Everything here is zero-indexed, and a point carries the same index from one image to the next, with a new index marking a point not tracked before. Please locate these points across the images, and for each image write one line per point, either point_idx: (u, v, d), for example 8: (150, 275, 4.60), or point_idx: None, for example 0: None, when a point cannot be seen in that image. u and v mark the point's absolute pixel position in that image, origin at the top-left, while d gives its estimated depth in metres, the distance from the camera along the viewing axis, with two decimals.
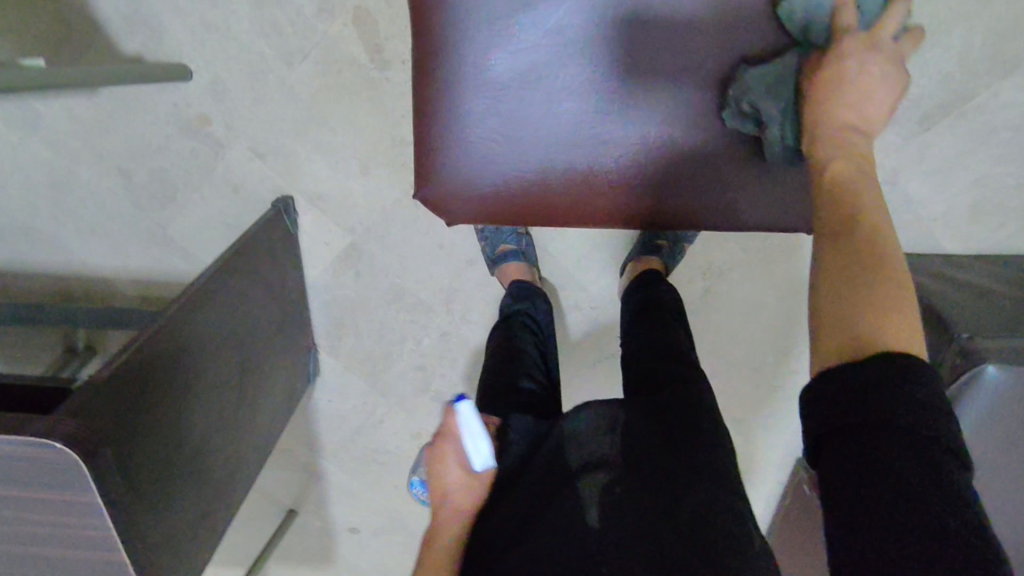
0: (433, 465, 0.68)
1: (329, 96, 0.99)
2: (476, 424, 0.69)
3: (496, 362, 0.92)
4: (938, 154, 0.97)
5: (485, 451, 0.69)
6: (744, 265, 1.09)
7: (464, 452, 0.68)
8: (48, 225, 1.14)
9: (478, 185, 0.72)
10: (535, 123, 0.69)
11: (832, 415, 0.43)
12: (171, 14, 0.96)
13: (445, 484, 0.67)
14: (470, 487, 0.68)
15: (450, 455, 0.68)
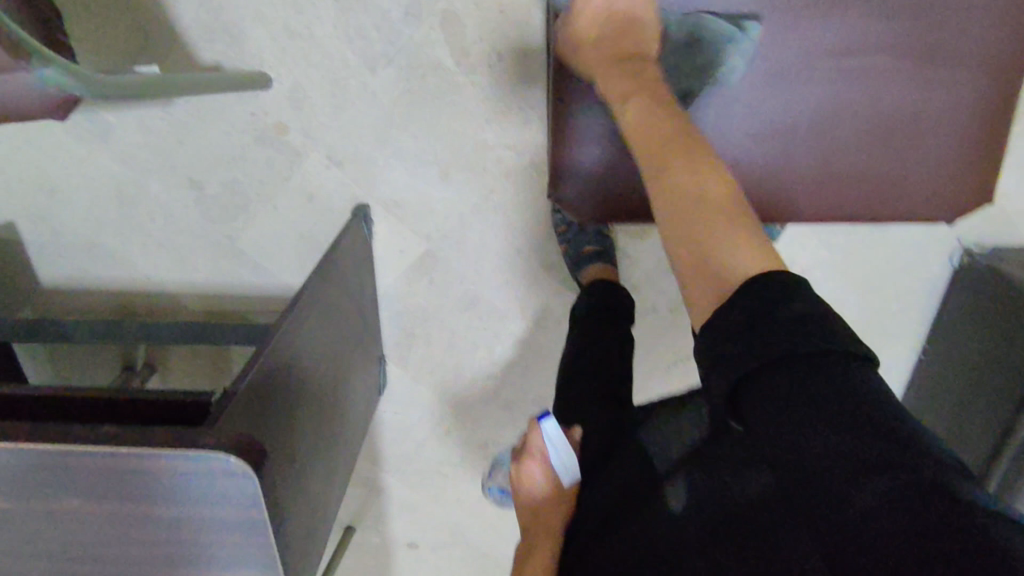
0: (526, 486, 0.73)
1: (411, 101, 0.98)
2: (560, 441, 0.73)
3: (574, 356, 0.88)
4: None
5: (570, 464, 0.72)
6: (829, 263, 1.07)
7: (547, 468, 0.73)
8: (113, 240, 1.12)
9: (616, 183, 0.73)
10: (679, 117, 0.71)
11: (736, 368, 0.47)
12: (253, 22, 0.94)
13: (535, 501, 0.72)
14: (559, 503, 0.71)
15: (533, 473, 0.73)
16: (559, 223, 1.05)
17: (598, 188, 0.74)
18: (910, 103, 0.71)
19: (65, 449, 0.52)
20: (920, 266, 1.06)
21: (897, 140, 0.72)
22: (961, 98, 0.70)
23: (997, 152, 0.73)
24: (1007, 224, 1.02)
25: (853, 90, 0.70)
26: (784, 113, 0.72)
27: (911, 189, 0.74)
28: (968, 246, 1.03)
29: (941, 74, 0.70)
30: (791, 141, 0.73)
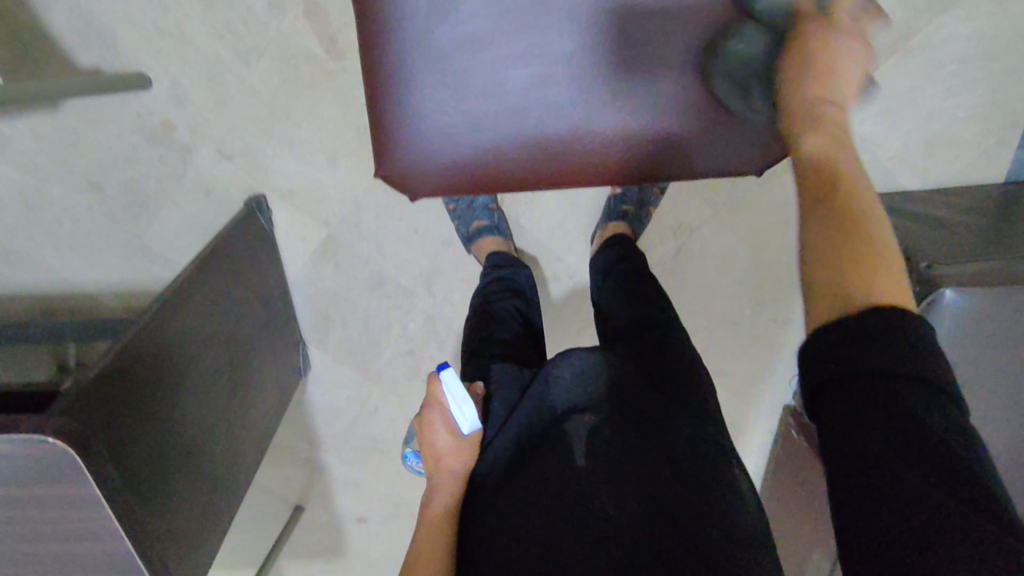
0: (426, 433, 0.75)
1: (289, 91, 1.01)
2: (458, 389, 0.75)
3: (478, 321, 0.95)
4: (890, 92, 0.99)
5: (470, 415, 0.75)
6: (714, 221, 1.12)
7: (449, 416, 0.75)
8: (25, 246, 1.15)
9: (442, 174, 0.77)
10: (484, 94, 0.74)
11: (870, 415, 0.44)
12: (124, 24, 0.97)
13: (438, 450, 0.74)
14: (461, 452, 0.74)
15: (436, 420, 0.75)
16: (448, 202, 1.08)
17: (427, 176, 0.77)
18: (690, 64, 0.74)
19: None
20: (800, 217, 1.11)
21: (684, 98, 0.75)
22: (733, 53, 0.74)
23: None
24: (878, 171, 1.05)
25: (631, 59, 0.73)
26: (564, 85, 0.74)
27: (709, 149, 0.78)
28: None
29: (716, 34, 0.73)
30: (578, 110, 0.75)
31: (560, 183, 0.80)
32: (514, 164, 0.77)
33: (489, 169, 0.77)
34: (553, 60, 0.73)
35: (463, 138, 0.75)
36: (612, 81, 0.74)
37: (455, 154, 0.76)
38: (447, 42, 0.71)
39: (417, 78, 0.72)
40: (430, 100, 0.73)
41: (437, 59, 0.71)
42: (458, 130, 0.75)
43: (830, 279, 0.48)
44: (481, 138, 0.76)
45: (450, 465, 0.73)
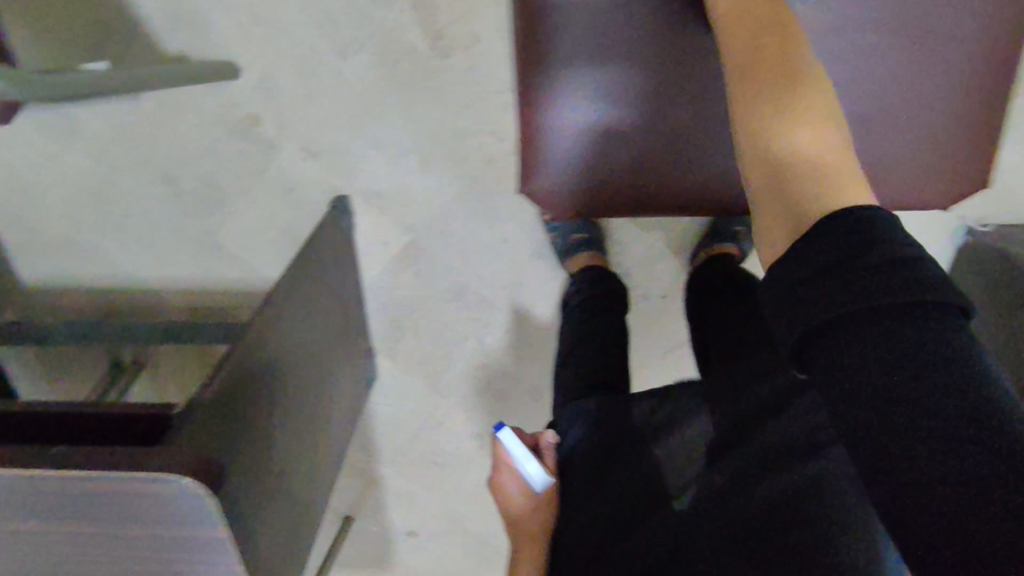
0: (498, 498, 0.72)
1: (386, 87, 0.94)
2: (519, 448, 0.71)
3: (569, 343, 0.88)
4: None
5: (538, 473, 0.70)
6: None
7: (518, 477, 0.71)
8: (91, 239, 1.09)
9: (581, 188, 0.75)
10: (632, 119, 0.71)
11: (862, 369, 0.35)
12: (218, 9, 0.91)
13: (512, 513, 0.70)
14: (534, 511, 0.70)
15: (505, 484, 0.71)
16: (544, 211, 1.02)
17: (566, 186, 0.75)
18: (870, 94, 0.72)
19: (14, 470, 0.50)
20: None
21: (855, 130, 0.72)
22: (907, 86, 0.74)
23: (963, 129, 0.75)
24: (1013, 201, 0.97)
25: None
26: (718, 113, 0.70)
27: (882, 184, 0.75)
28: (967, 227, 0.98)
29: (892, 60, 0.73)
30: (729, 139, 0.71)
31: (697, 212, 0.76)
32: (651, 183, 0.74)
33: (625, 192, 0.74)
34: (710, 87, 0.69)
35: (600, 159, 0.73)
36: None
37: (590, 174, 0.74)
38: (598, 63, 0.69)
39: (559, 97, 0.71)
40: (573, 117, 0.72)
41: (585, 80, 0.70)
42: (598, 149, 0.73)
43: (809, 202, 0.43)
44: (618, 160, 0.73)
45: (527, 527, 0.69)
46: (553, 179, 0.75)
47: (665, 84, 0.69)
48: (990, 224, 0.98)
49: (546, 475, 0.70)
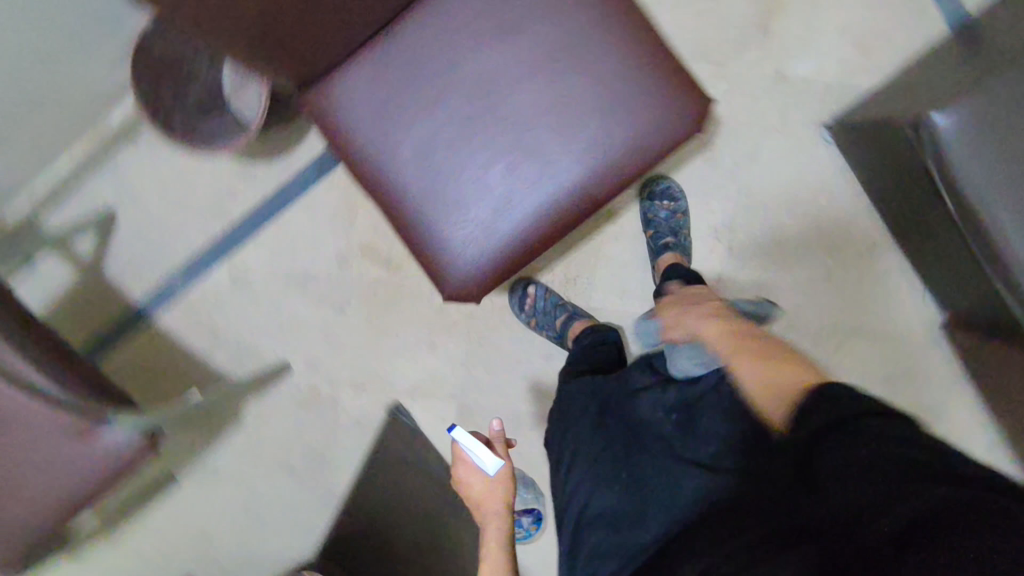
0: (465, 485, 0.88)
1: (380, 312, 1.28)
2: (470, 440, 0.85)
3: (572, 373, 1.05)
4: (793, 38, 1.17)
5: (489, 458, 0.85)
6: (744, 209, 1.22)
7: (473, 465, 0.86)
8: (250, 550, 1.33)
9: (463, 268, 0.90)
10: (466, 198, 0.89)
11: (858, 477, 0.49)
12: (259, 334, 1.28)
13: (475, 493, 0.87)
14: (493, 491, 0.86)
15: (465, 471, 0.87)
16: (527, 321, 1.24)
17: (460, 271, 0.90)
18: (572, 82, 0.87)
19: None
20: (810, 163, 1.20)
21: (585, 111, 0.87)
22: (605, 58, 0.86)
23: (667, 64, 0.86)
24: (840, 90, 1.17)
25: (529, 102, 0.88)
26: (492, 142, 0.88)
27: (634, 133, 0.86)
28: (825, 123, 1.18)
29: (565, 45, 0.87)
30: (512, 150, 0.88)
31: (553, 236, 0.90)
32: (509, 246, 0.89)
33: (496, 259, 0.90)
34: (476, 133, 0.88)
35: (463, 240, 0.89)
36: (528, 124, 0.88)
37: (467, 261, 0.90)
38: (407, 171, 0.90)
39: (404, 207, 0.90)
40: (426, 230, 0.91)
41: (403, 184, 0.90)
42: (456, 238, 0.90)
43: (771, 384, 0.64)
44: (480, 241, 0.90)
45: (490, 506, 0.86)
46: (442, 266, 0.90)
47: (448, 148, 0.89)
48: (836, 116, 1.17)
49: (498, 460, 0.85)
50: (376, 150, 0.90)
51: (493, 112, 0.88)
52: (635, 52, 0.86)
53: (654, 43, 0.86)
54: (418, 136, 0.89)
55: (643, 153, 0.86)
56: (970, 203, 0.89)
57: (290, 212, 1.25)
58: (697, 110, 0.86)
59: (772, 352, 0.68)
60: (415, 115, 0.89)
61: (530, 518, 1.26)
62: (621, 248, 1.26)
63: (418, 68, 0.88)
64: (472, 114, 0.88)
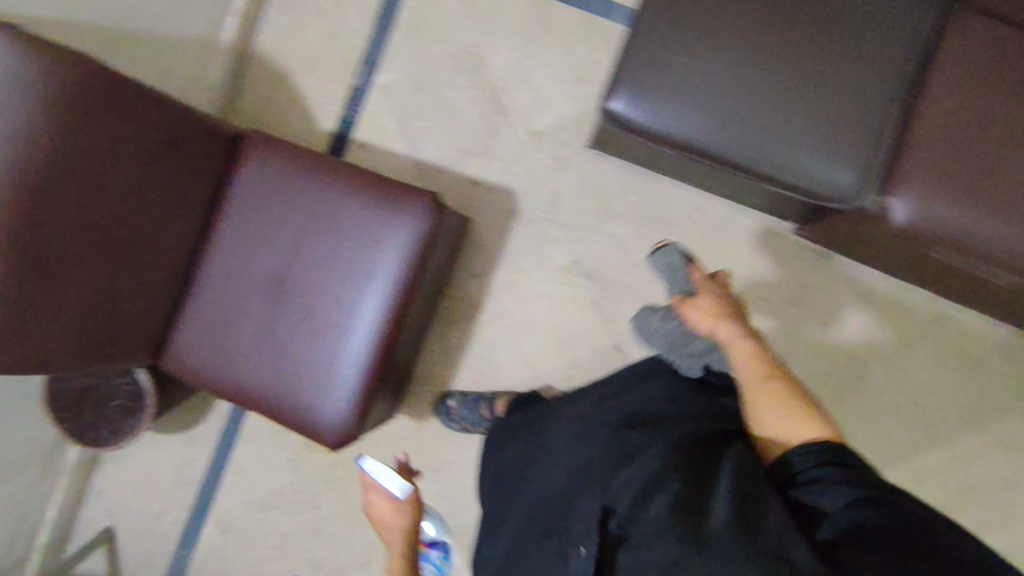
0: (374, 508, 1.02)
1: (347, 489, 1.40)
2: (380, 470, 1.00)
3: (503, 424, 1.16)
4: (526, 101, 1.37)
5: (400, 484, 1.00)
6: (575, 241, 1.36)
7: (383, 491, 1.01)
8: None
9: (333, 420, 1.05)
10: (305, 366, 1.06)
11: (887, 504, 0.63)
12: (263, 564, 1.41)
13: (381, 516, 1.01)
14: (398, 513, 1.00)
15: (375, 497, 1.02)
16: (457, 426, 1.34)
17: (330, 423, 1.05)
18: (329, 240, 1.07)
19: None
20: (600, 178, 1.36)
21: (350, 253, 1.06)
22: (342, 209, 1.07)
23: (388, 186, 1.07)
24: (584, 116, 1.35)
25: (308, 271, 1.07)
26: (300, 314, 1.07)
27: (392, 247, 1.05)
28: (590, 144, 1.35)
29: (309, 217, 1.07)
30: (317, 311, 1.06)
31: (384, 354, 1.06)
32: (355, 383, 1.05)
33: (351, 398, 1.05)
34: (285, 315, 1.07)
35: (319, 398, 1.06)
36: (317, 286, 1.07)
37: (330, 411, 1.05)
38: (252, 371, 1.08)
39: (266, 399, 1.07)
40: (290, 406, 1.07)
41: (255, 382, 1.08)
42: (314, 399, 1.06)
43: (792, 432, 0.74)
44: (332, 391, 1.05)
45: (393, 523, 1.00)
46: (316, 427, 1.06)
47: (272, 337, 1.07)
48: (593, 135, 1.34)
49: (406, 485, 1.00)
50: (224, 369, 1.09)
51: (295, 296, 1.07)
52: (360, 193, 1.07)
53: (381, 183, 1.07)
54: (247, 342, 1.08)
55: (407, 257, 1.05)
56: (676, 140, 1.04)
57: (237, 450, 1.42)
58: (427, 204, 1.06)
59: (771, 382, 0.77)
60: (237, 329, 1.08)
61: (438, 551, 1.37)
62: (502, 327, 1.38)
63: (230, 293, 1.09)
64: (283, 304, 1.07)
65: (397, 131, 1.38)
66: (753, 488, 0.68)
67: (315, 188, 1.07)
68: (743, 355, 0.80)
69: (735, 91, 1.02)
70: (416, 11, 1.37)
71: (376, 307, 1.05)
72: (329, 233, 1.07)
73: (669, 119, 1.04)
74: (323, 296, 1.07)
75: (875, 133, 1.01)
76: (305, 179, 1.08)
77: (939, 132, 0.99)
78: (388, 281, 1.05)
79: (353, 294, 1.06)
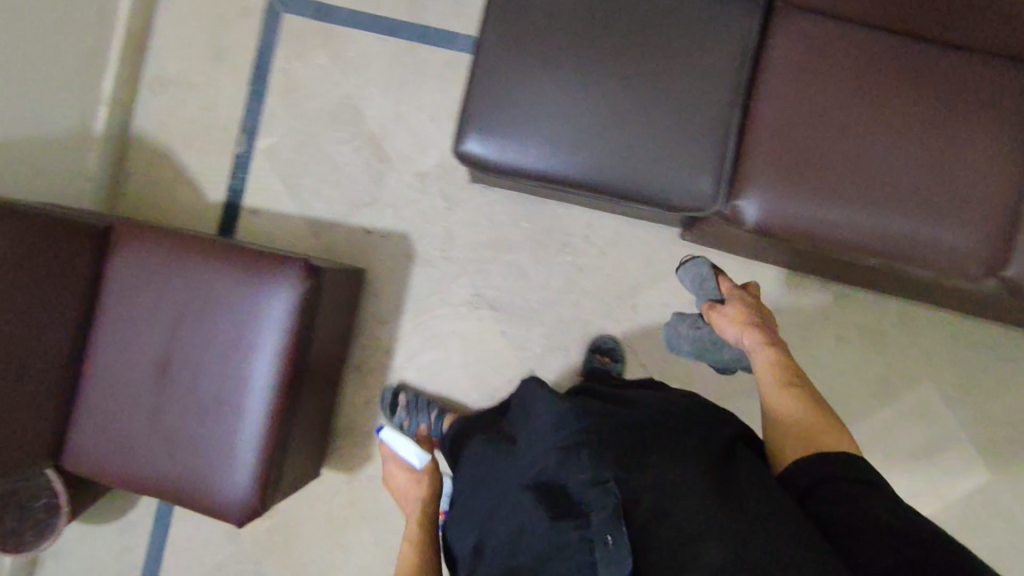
0: (395, 480, 1.17)
1: (288, 552, 1.40)
2: (401, 440, 1.16)
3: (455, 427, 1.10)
4: (406, 145, 1.39)
5: (417, 452, 1.14)
6: (475, 273, 1.38)
7: (403, 462, 1.17)
8: None
9: (240, 497, 1.06)
10: (203, 448, 1.07)
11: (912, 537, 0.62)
12: None
13: (403, 485, 1.16)
14: (416, 482, 1.15)
15: (395, 468, 1.17)
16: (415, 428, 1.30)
17: (237, 500, 1.06)
18: (205, 322, 1.07)
19: None
20: (489, 209, 1.38)
21: (228, 331, 1.07)
22: (214, 289, 1.07)
23: (257, 259, 1.07)
24: None
25: (189, 355, 1.07)
26: (188, 398, 1.07)
27: (269, 320, 1.06)
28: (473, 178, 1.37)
29: (183, 301, 1.08)
30: (205, 393, 1.07)
31: (281, 423, 1.08)
32: (255, 457, 1.06)
33: (253, 473, 1.06)
34: (174, 402, 1.07)
35: (222, 478, 1.06)
36: (200, 368, 1.07)
37: (235, 489, 1.06)
38: (152, 460, 1.08)
39: (171, 486, 1.08)
40: (196, 489, 1.08)
41: (157, 472, 1.08)
42: (218, 479, 1.06)
43: (815, 440, 0.76)
44: (233, 470, 1.06)
45: (414, 492, 1.14)
46: (224, 505, 1.07)
47: (165, 425, 1.07)
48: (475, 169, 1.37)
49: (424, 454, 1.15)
50: (124, 463, 1.09)
51: (181, 381, 1.07)
52: (230, 271, 1.07)
53: (245, 253, 1.08)
54: (141, 433, 1.08)
55: (286, 327, 1.06)
56: (531, 174, 1.06)
57: (175, 528, 1.42)
58: (296, 272, 1.06)
59: (791, 393, 0.84)
60: (130, 422, 1.08)
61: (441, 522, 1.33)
62: (417, 368, 1.39)
63: (117, 386, 1.08)
64: (170, 388, 1.07)
65: (285, 191, 1.39)
66: (771, 502, 0.66)
67: (185, 271, 1.08)
68: (765, 358, 0.90)
69: (579, 117, 1.04)
70: (286, 73, 1.40)
71: (263, 380, 1.06)
72: (205, 315, 1.07)
73: (519, 152, 1.05)
74: (209, 377, 1.07)
75: (715, 136, 1.03)
76: (172, 262, 1.09)
77: (773, 134, 1.02)
78: (271, 353, 1.06)
79: (238, 371, 1.06)
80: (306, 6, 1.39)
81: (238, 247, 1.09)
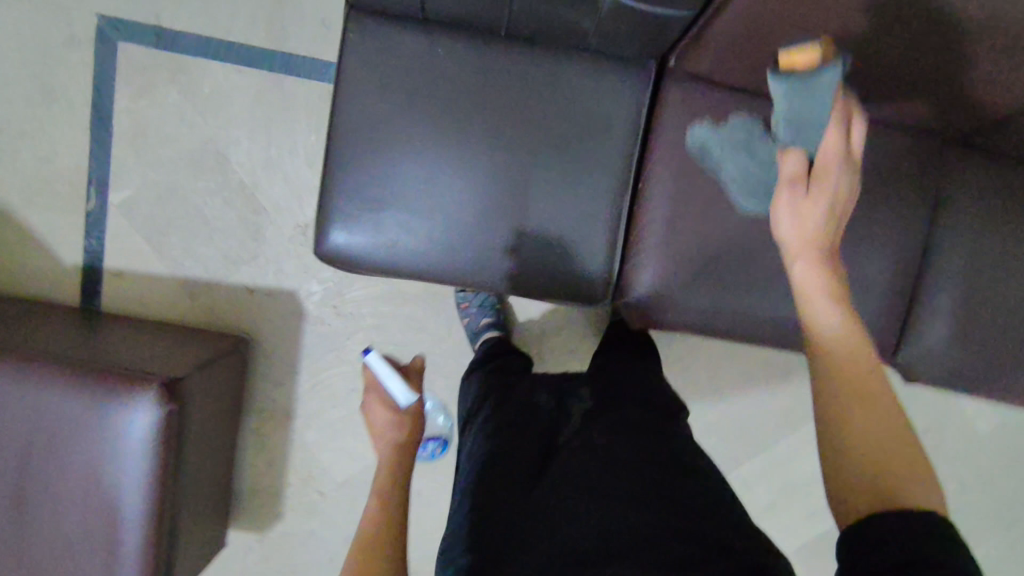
0: (370, 417, 0.95)
1: None
2: (383, 365, 1.03)
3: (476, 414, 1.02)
4: (282, 194, 1.24)
5: (401, 390, 0.98)
6: (373, 330, 1.30)
7: (386, 398, 0.98)
8: None
9: None
10: None
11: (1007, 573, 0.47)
12: None
13: (376, 421, 0.94)
14: (398, 420, 0.94)
15: (373, 403, 0.97)
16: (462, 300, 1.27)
17: None
18: (60, 451, 0.97)
19: None
20: None
21: (87, 459, 0.97)
22: (66, 416, 0.97)
23: (113, 377, 0.97)
24: None
25: (46, 488, 0.97)
26: (49, 533, 0.98)
27: (131, 446, 0.96)
28: None
29: (31, 430, 0.97)
30: (69, 526, 0.98)
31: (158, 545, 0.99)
32: None
33: None
34: (36, 538, 0.98)
35: None
36: (61, 500, 0.98)
37: None
38: None
39: None
40: None
41: None
42: None
43: (883, 474, 0.52)
44: None
45: (391, 438, 0.91)
46: None
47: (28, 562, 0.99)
48: None
49: (411, 395, 0.98)
50: None
51: (40, 516, 0.98)
52: (81, 395, 0.97)
53: (97, 370, 0.98)
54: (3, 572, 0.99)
55: (151, 448, 0.97)
56: (409, 270, 0.96)
57: None
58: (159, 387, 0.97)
59: (853, 374, 0.57)
60: None
61: (438, 445, 1.33)
62: (321, 430, 1.33)
63: None
64: (30, 521, 0.98)
65: (153, 252, 1.25)
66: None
67: (29, 398, 0.97)
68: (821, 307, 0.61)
69: (458, 210, 0.94)
70: (132, 117, 1.21)
71: (133, 509, 0.97)
72: (58, 444, 0.97)
73: (394, 246, 0.95)
74: (71, 510, 0.98)
75: (607, 224, 0.95)
76: (11, 387, 0.97)
77: (666, 227, 0.94)
78: (138, 478, 0.97)
79: (104, 502, 0.97)
80: (143, 33, 1.19)
81: (87, 363, 0.99)
